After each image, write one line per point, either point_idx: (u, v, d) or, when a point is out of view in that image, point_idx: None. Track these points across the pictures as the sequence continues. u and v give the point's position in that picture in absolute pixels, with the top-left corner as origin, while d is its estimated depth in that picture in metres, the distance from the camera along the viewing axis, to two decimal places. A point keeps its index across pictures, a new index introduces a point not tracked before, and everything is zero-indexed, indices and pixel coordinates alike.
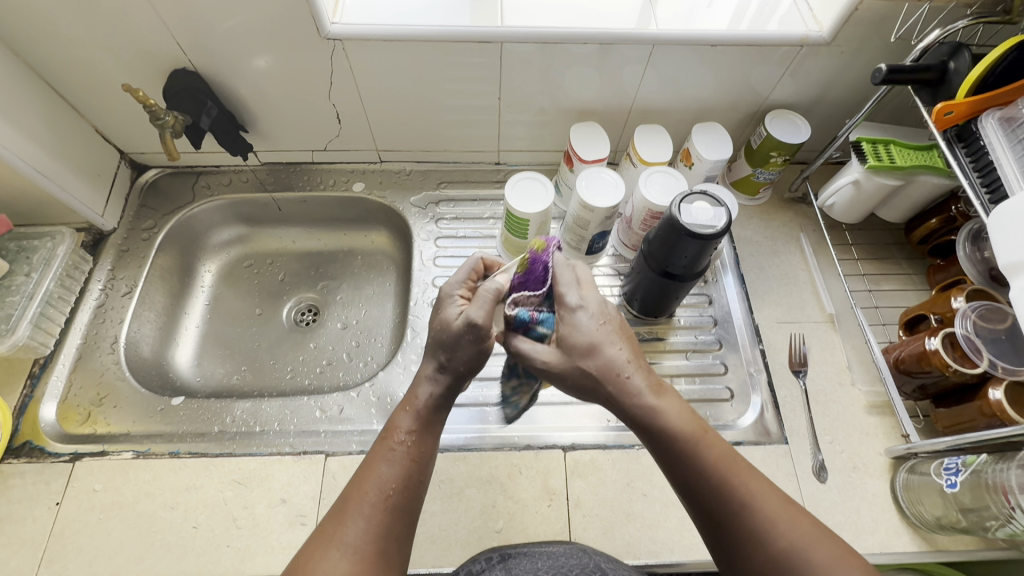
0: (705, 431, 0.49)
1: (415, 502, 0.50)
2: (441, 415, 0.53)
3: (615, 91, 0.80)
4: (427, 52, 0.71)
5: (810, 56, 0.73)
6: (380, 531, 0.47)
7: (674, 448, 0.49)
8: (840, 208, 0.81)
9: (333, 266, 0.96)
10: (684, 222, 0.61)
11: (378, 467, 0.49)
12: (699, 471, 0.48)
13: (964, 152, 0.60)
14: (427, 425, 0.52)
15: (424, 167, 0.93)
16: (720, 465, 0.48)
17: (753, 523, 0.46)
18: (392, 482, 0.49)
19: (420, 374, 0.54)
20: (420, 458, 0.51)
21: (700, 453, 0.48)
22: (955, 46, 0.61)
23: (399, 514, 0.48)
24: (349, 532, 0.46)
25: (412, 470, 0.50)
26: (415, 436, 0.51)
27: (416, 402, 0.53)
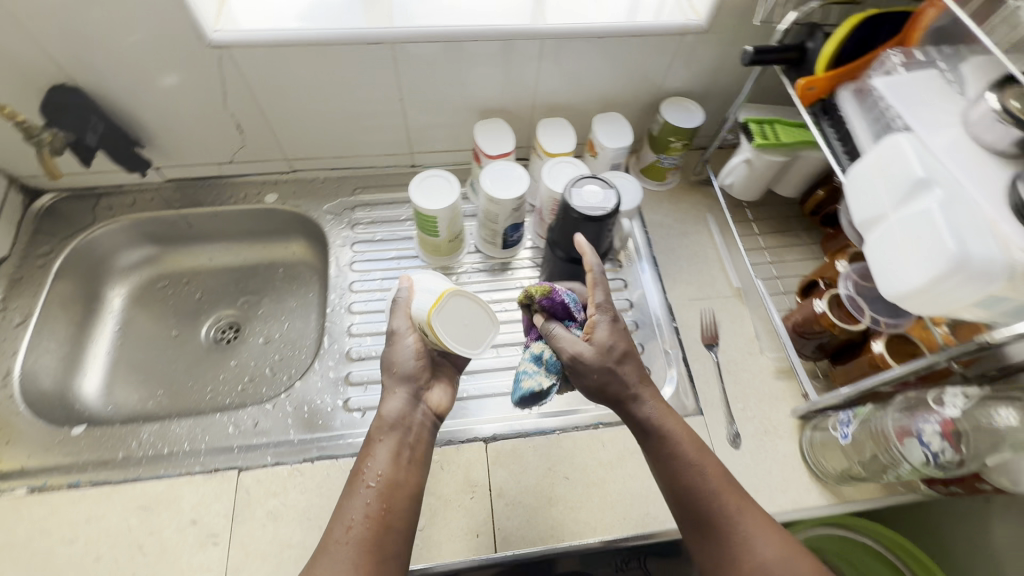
0: (703, 449, 0.54)
1: (396, 533, 0.49)
2: (409, 427, 0.55)
3: (517, 86, 0.81)
4: (320, 56, 0.71)
5: (692, 44, 0.77)
6: (355, 565, 0.46)
7: (670, 465, 0.54)
8: (738, 187, 0.85)
9: (254, 281, 0.95)
10: (576, 208, 0.62)
11: (347, 502, 0.50)
12: (691, 481, 0.53)
13: (828, 125, 0.64)
14: (392, 449, 0.53)
15: (339, 174, 0.91)
16: (719, 490, 0.52)
17: (737, 539, 0.50)
18: (360, 512, 0.49)
19: (387, 400, 0.57)
20: (387, 486, 0.51)
21: (700, 468, 0.53)
22: (811, 27, 0.65)
23: (372, 546, 0.47)
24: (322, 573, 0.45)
25: (378, 497, 0.50)
26: (377, 461, 0.52)
27: (381, 424, 0.55)
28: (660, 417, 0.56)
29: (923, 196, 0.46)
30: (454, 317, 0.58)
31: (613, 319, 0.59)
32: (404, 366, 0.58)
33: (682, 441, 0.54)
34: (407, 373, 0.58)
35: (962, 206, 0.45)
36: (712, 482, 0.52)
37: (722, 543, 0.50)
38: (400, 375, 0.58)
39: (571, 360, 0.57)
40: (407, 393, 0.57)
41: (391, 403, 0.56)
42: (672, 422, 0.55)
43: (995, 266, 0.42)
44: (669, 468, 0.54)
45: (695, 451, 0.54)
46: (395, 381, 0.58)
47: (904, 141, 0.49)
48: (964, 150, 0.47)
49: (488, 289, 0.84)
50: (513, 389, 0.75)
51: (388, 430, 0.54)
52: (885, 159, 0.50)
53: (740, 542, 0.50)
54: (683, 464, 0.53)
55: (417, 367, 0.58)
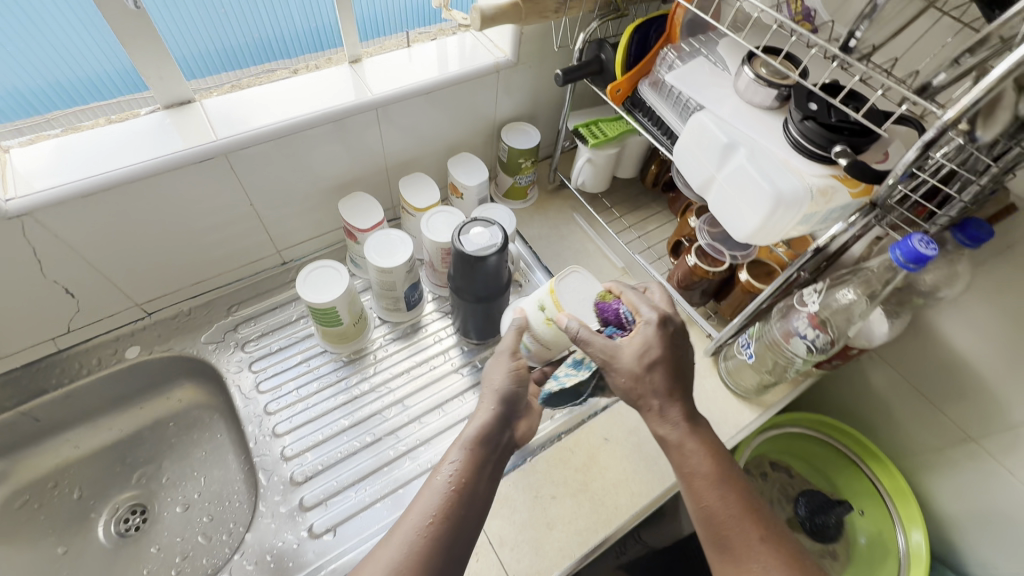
0: (728, 471, 0.54)
1: (451, 542, 0.49)
2: (492, 447, 0.57)
3: (365, 155, 0.82)
4: (145, 189, 0.65)
5: (508, 76, 0.85)
6: (418, 554, 0.46)
7: (694, 487, 0.54)
8: (590, 183, 0.95)
9: (145, 447, 0.82)
10: (470, 252, 0.65)
11: (425, 496, 0.51)
12: (715, 499, 0.52)
13: (642, 116, 0.76)
14: (475, 458, 0.55)
15: (205, 299, 0.83)
16: (738, 510, 0.52)
17: (749, 562, 0.49)
18: (437, 507, 0.50)
19: (477, 414, 0.60)
20: (467, 489, 0.52)
21: (721, 488, 0.53)
22: (598, 43, 0.76)
23: (440, 540, 0.48)
24: (387, 553, 0.47)
25: (458, 497, 0.51)
26: (461, 465, 0.54)
27: (472, 429, 0.57)
28: (683, 444, 0.55)
29: (733, 155, 0.57)
30: (573, 294, 0.68)
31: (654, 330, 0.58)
32: (500, 383, 0.62)
33: (706, 462, 0.54)
34: (506, 392, 0.61)
35: (761, 155, 0.56)
36: (733, 502, 0.52)
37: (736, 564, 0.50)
38: (498, 392, 0.61)
39: (602, 360, 0.59)
40: (504, 412, 0.60)
41: (481, 417, 0.59)
42: (697, 448, 0.55)
43: (799, 192, 0.54)
44: (693, 488, 0.54)
45: (716, 475, 0.53)
46: (491, 397, 0.61)
47: (703, 118, 0.60)
48: (744, 112, 0.60)
49: (409, 354, 0.83)
50: None
51: (479, 441, 0.56)
52: (696, 133, 0.61)
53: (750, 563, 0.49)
54: (706, 485, 0.53)
55: (515, 389, 0.62)
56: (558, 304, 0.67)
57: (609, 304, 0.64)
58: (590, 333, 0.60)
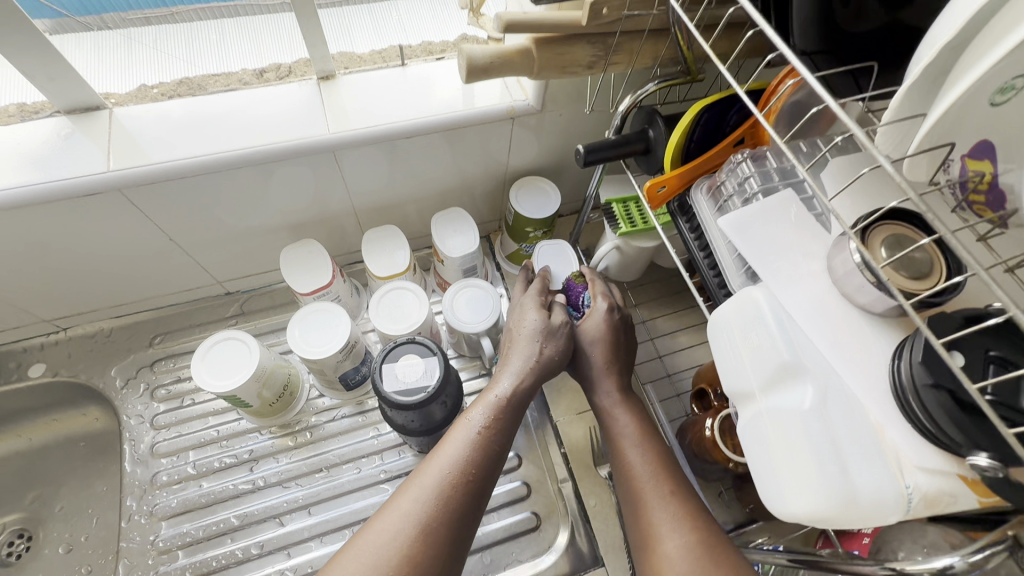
0: (650, 432, 0.51)
1: (475, 494, 0.43)
2: (520, 411, 0.50)
3: (328, 196, 0.65)
4: (18, 220, 0.52)
5: (527, 125, 0.63)
6: (434, 512, 0.41)
7: (619, 451, 0.50)
8: (615, 271, 0.73)
9: (49, 466, 0.75)
10: (388, 394, 0.48)
11: (447, 447, 0.45)
12: (630, 458, 0.49)
13: (688, 226, 0.52)
14: (501, 417, 0.48)
15: (130, 322, 0.72)
16: (658, 467, 0.47)
17: (654, 520, 0.43)
18: (459, 463, 0.44)
19: (507, 373, 0.51)
20: (491, 454, 0.45)
21: (637, 446, 0.49)
22: (648, 112, 0.53)
23: (456, 505, 0.42)
24: (403, 506, 0.41)
25: (479, 456, 0.45)
26: (488, 423, 0.47)
27: (500, 391, 0.50)
28: (613, 413, 0.53)
29: (794, 387, 0.35)
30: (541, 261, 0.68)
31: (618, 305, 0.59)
32: (530, 327, 0.55)
33: (626, 421, 0.52)
34: (543, 334, 0.54)
35: (841, 406, 0.34)
36: (645, 462, 0.48)
37: (643, 521, 0.44)
38: (530, 332, 0.54)
39: None
40: (547, 351, 0.53)
41: (511, 380, 0.51)
42: (626, 415, 0.52)
43: (889, 498, 0.31)
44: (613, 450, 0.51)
45: (633, 432, 0.50)
46: (525, 338, 0.54)
47: (764, 303, 0.38)
48: (833, 312, 0.36)
49: (337, 445, 0.68)
50: None
51: (509, 403, 0.49)
52: (745, 320, 0.39)
53: (659, 521, 0.43)
54: (619, 439, 0.51)
55: (558, 330, 0.54)
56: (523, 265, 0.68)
57: (576, 286, 0.63)
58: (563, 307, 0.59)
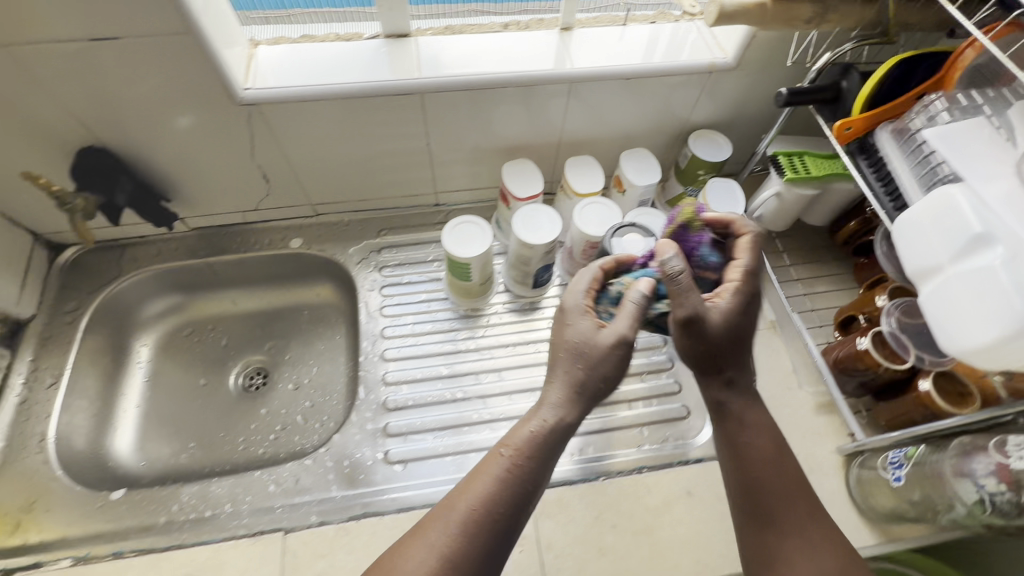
0: (781, 446, 0.55)
1: (504, 526, 0.47)
2: (558, 442, 0.51)
3: (542, 126, 0.81)
4: (346, 108, 0.70)
5: (720, 80, 0.76)
6: (458, 541, 0.46)
7: (750, 466, 0.54)
8: (768, 218, 0.85)
9: (279, 324, 0.94)
10: (620, 257, 0.63)
11: (481, 480, 0.49)
12: (765, 476, 0.54)
13: (867, 164, 0.63)
14: (542, 453, 0.50)
15: (362, 216, 0.91)
16: (800, 490, 0.53)
17: (794, 542, 0.51)
18: (493, 499, 0.47)
19: (546, 405, 0.52)
20: (525, 485, 0.49)
21: (777, 463, 0.54)
22: (844, 67, 0.64)
23: (489, 535, 0.46)
24: (432, 538, 0.46)
25: (504, 493, 0.48)
26: (532, 458, 0.49)
27: (537, 423, 0.51)
28: (743, 423, 0.55)
29: (985, 252, 0.47)
30: (719, 198, 0.78)
31: (742, 286, 0.55)
32: (575, 338, 0.54)
33: (762, 436, 0.55)
34: (597, 346, 0.52)
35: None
36: (783, 480, 0.54)
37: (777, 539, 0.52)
38: (578, 346, 0.53)
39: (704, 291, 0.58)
40: (594, 372, 0.51)
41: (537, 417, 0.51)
42: (756, 425, 0.55)
43: None
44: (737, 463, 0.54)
45: (771, 447, 0.55)
46: (569, 358, 0.53)
47: (960, 197, 0.48)
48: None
49: (519, 330, 0.83)
50: None
51: (548, 437, 0.50)
52: (938, 212, 0.50)
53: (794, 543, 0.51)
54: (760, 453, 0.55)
55: (607, 349, 0.51)
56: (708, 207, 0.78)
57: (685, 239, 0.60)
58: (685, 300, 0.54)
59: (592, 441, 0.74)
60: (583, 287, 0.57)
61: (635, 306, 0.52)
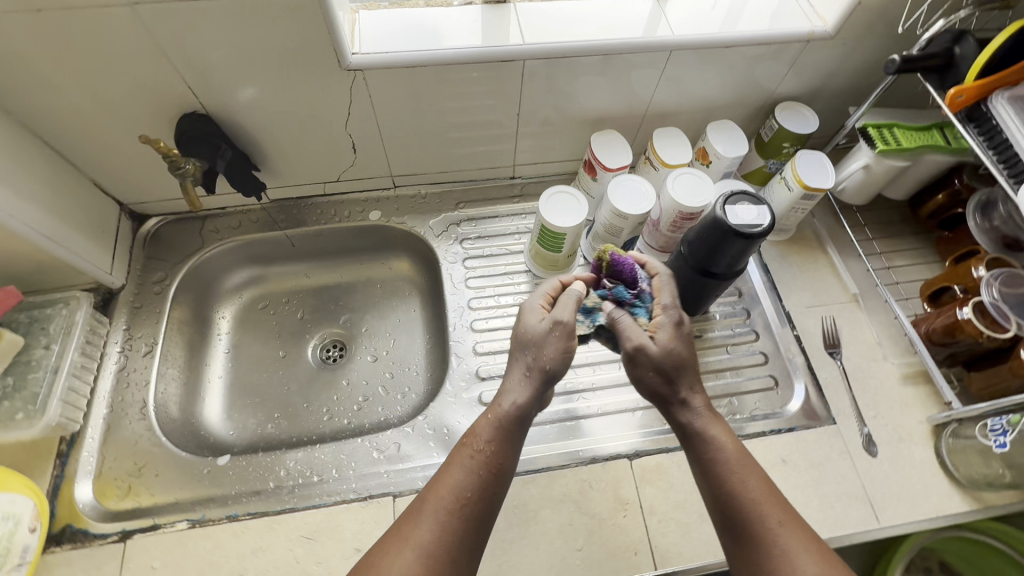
0: (744, 459, 0.56)
1: (481, 511, 0.51)
2: (523, 426, 0.56)
3: (630, 97, 0.81)
4: (446, 75, 0.70)
5: (814, 50, 0.76)
6: (443, 529, 0.49)
7: (713, 477, 0.55)
8: (851, 191, 0.85)
9: (353, 298, 0.94)
10: (733, 224, 0.62)
11: (451, 473, 0.53)
12: (734, 487, 0.54)
13: (977, 131, 0.63)
14: (497, 443, 0.54)
15: (440, 189, 0.91)
16: (753, 504, 0.53)
17: (773, 551, 0.51)
18: (466, 488, 0.51)
19: (507, 392, 0.57)
20: (496, 470, 0.53)
21: (737, 476, 0.55)
22: (958, 33, 0.64)
23: (472, 521, 0.50)
24: (421, 531, 0.49)
25: (477, 482, 0.52)
26: (493, 446, 0.54)
27: (498, 411, 0.56)
28: (707, 435, 0.57)
29: None
30: (809, 170, 0.78)
31: (668, 317, 0.61)
32: (526, 332, 0.59)
33: (727, 449, 0.56)
34: (540, 334, 0.58)
35: None
36: (752, 490, 0.54)
37: (762, 551, 0.51)
38: (528, 336, 0.59)
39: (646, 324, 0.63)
40: (545, 358, 0.57)
41: (513, 395, 0.56)
42: (720, 436, 0.57)
43: None
44: (704, 475, 0.56)
45: (735, 456, 0.56)
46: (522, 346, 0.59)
47: None
48: None
49: None
50: (641, 404, 0.76)
51: (502, 424, 0.55)
52: None
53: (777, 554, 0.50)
54: (708, 464, 0.56)
55: (545, 336, 0.57)
56: (800, 178, 0.77)
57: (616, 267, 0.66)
58: (628, 327, 0.61)
59: None
60: (540, 294, 0.63)
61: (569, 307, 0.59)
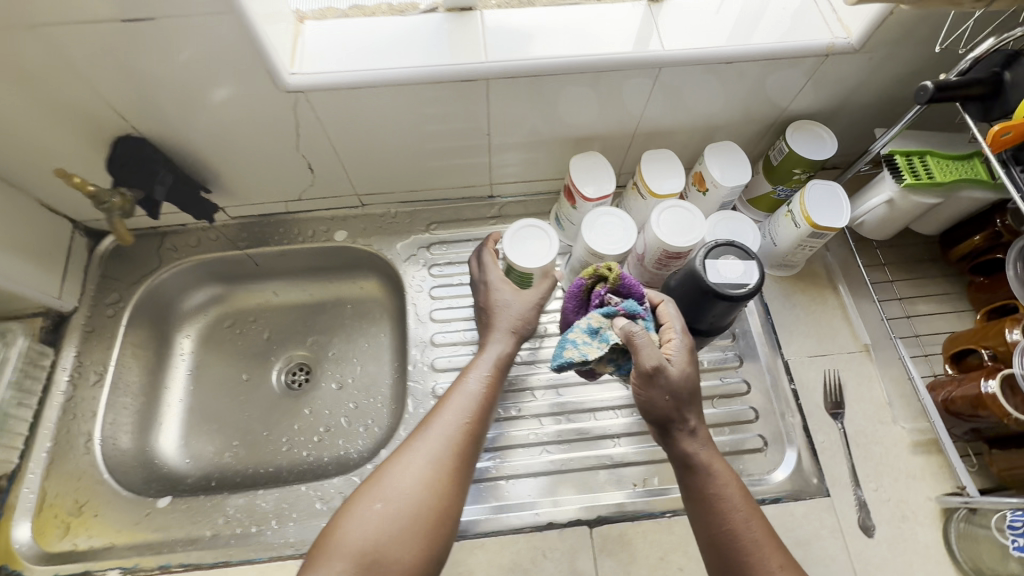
0: (747, 499, 0.51)
1: (472, 447, 0.55)
2: (506, 375, 0.62)
3: (618, 115, 0.71)
4: (401, 95, 0.62)
5: (834, 65, 0.65)
6: (438, 465, 0.52)
7: (713, 507, 0.50)
8: (869, 227, 0.74)
9: (322, 319, 0.89)
10: (712, 284, 0.54)
11: (450, 407, 0.56)
12: (735, 523, 0.49)
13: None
14: (489, 383, 0.59)
15: (411, 208, 0.84)
16: (753, 541, 0.48)
17: None
18: (461, 421, 0.55)
19: (496, 342, 0.62)
20: (487, 409, 0.58)
21: (740, 515, 0.50)
22: (1009, 55, 0.52)
23: (463, 458, 0.53)
24: (417, 459, 0.52)
25: (472, 416, 0.56)
26: (486, 386, 0.58)
27: (490, 354, 0.61)
28: (711, 467, 0.52)
29: None
30: (818, 205, 0.68)
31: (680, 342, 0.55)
32: (504, 303, 0.65)
33: (729, 485, 0.51)
34: (517, 303, 0.65)
35: None
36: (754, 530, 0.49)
37: None
38: (506, 302, 0.65)
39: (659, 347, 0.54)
40: (528, 321, 0.64)
41: (500, 348, 0.62)
42: (724, 471, 0.52)
43: None
44: (699, 509, 0.51)
45: (738, 493, 0.51)
46: (504, 312, 0.64)
47: None
48: None
49: None
50: (611, 461, 0.68)
51: (497, 366, 0.60)
52: None
53: None
54: (707, 496, 0.51)
55: (528, 303, 0.65)
56: (806, 215, 0.67)
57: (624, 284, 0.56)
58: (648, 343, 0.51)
59: (658, 470, 0.68)
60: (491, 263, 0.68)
61: (548, 284, 0.66)
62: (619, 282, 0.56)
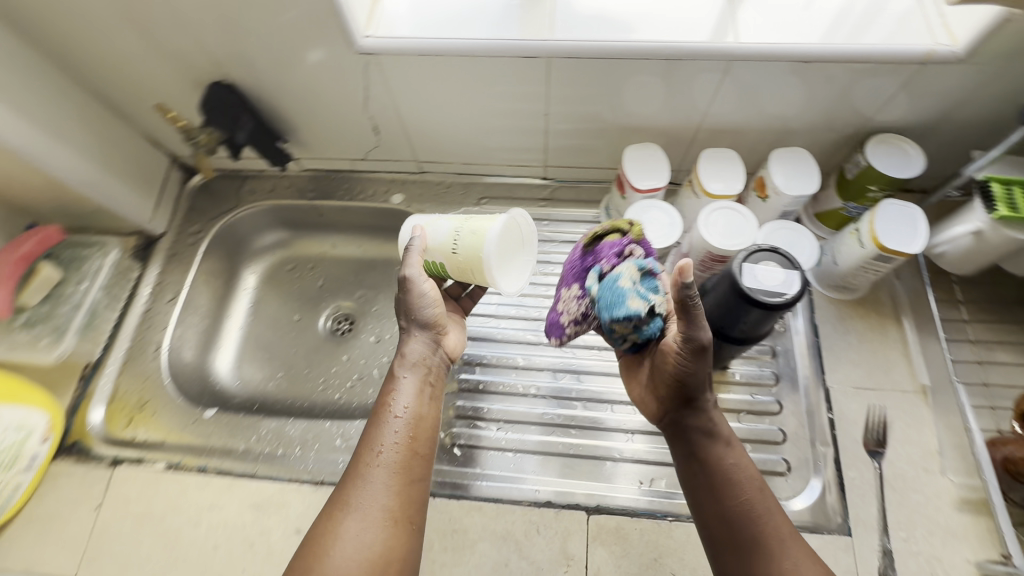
0: (757, 474, 0.55)
1: (419, 463, 0.55)
2: (432, 373, 0.62)
3: (683, 107, 0.68)
4: (465, 67, 0.64)
5: (930, 75, 0.59)
6: (387, 486, 0.52)
7: (732, 480, 0.53)
8: (952, 257, 0.68)
9: (372, 275, 0.94)
10: (746, 287, 0.52)
11: (379, 432, 0.56)
12: (751, 496, 0.52)
13: None
14: (416, 395, 0.59)
15: (466, 180, 0.87)
16: (768, 511, 0.51)
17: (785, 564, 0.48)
18: (393, 442, 0.55)
19: (404, 360, 0.61)
20: (420, 420, 0.58)
21: (756, 486, 0.53)
22: None
23: (405, 474, 0.54)
24: (369, 487, 0.52)
25: (405, 431, 0.56)
26: (410, 400, 0.58)
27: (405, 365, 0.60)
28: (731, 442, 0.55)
29: None
30: (895, 222, 0.62)
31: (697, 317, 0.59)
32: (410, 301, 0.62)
33: (743, 460, 0.55)
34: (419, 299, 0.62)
35: None
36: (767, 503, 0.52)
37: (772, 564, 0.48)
38: (410, 301, 0.62)
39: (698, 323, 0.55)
40: (426, 314, 0.62)
41: (414, 345, 0.62)
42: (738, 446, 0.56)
43: None
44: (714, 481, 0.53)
45: (752, 469, 0.54)
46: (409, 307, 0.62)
47: None
48: None
49: None
50: (622, 455, 0.68)
51: (411, 367, 0.60)
52: None
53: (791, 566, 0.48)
54: (726, 468, 0.54)
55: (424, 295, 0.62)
56: (873, 234, 0.62)
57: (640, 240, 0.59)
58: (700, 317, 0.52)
59: (668, 473, 0.66)
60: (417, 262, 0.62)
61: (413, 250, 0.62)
62: (640, 237, 0.59)
